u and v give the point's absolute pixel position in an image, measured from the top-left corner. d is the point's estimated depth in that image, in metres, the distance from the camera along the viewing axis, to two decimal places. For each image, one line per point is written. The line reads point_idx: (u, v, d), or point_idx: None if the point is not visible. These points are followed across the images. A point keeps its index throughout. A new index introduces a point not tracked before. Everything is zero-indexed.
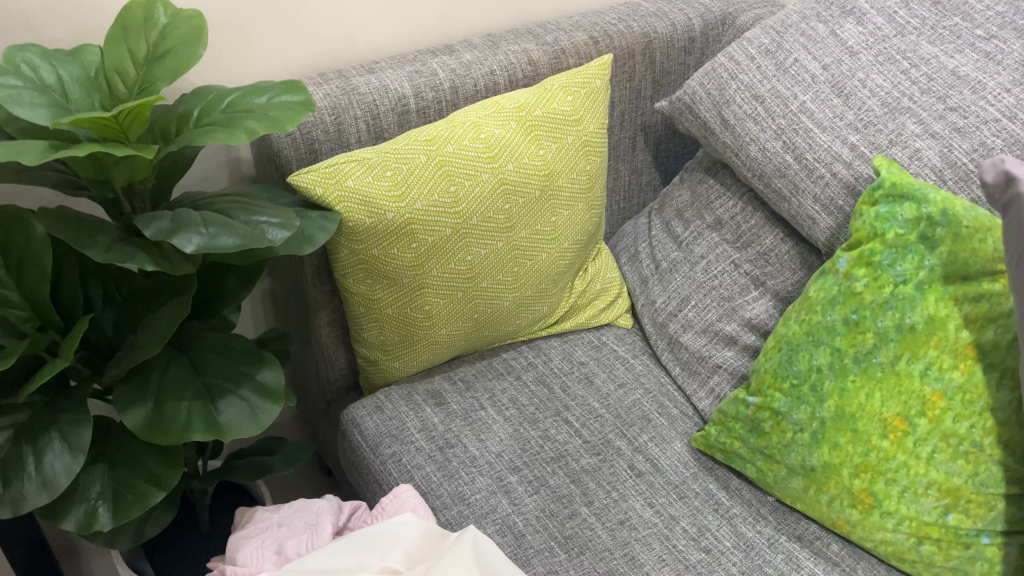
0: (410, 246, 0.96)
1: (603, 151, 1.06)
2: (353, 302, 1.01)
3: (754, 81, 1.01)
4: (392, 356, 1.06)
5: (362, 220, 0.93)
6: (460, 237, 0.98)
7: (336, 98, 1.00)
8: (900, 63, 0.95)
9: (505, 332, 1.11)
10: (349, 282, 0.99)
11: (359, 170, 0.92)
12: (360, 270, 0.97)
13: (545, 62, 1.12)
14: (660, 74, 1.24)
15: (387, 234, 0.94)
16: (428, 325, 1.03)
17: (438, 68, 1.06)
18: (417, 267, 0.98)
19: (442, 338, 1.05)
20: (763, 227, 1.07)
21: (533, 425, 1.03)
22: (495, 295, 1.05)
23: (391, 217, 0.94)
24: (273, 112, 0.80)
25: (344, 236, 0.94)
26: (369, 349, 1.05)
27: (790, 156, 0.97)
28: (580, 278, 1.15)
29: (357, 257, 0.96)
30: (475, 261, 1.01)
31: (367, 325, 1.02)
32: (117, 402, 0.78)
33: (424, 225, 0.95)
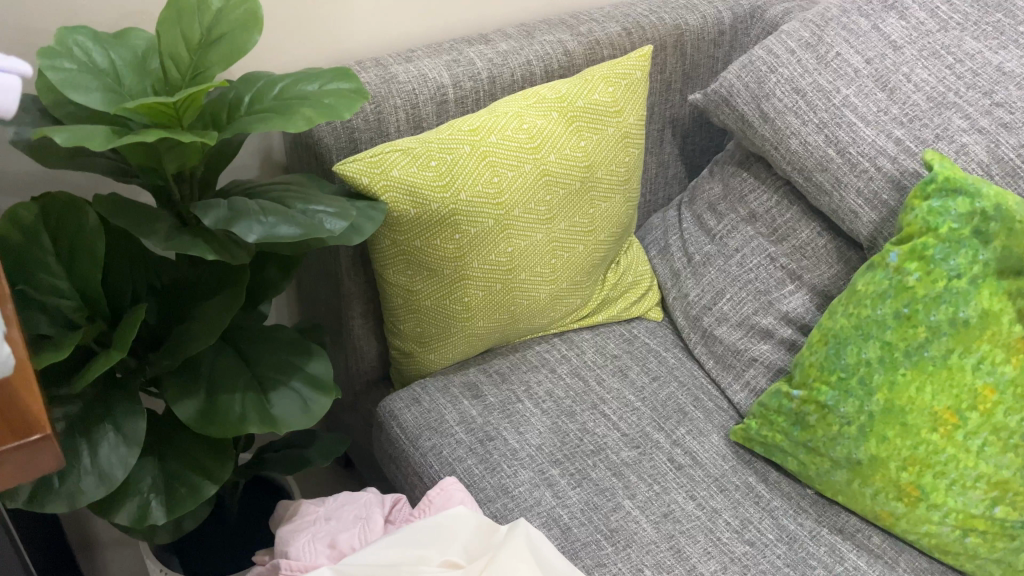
0: (453, 237, 0.95)
1: (641, 142, 1.06)
2: (392, 293, 1.00)
3: (795, 74, 1.01)
4: (428, 349, 1.05)
5: (407, 210, 0.92)
6: (502, 229, 0.97)
7: (376, 86, 0.98)
8: (944, 58, 0.96)
9: (540, 324, 1.10)
10: (389, 273, 0.98)
11: (405, 160, 0.91)
12: (401, 261, 0.96)
13: (580, 54, 1.11)
14: (690, 67, 1.23)
15: (431, 224, 0.93)
16: (466, 318, 1.02)
17: (475, 57, 1.05)
18: (459, 259, 0.97)
19: (479, 331, 1.04)
20: (799, 220, 1.08)
21: (571, 418, 1.02)
22: (533, 287, 1.04)
23: (436, 207, 0.93)
24: (329, 100, 0.78)
25: (387, 226, 0.93)
26: (405, 341, 1.04)
27: (832, 150, 0.97)
28: (612, 271, 1.15)
29: (399, 247, 0.95)
30: (515, 253, 1.00)
31: (404, 316, 1.02)
32: (168, 394, 0.77)
33: (468, 216, 0.94)
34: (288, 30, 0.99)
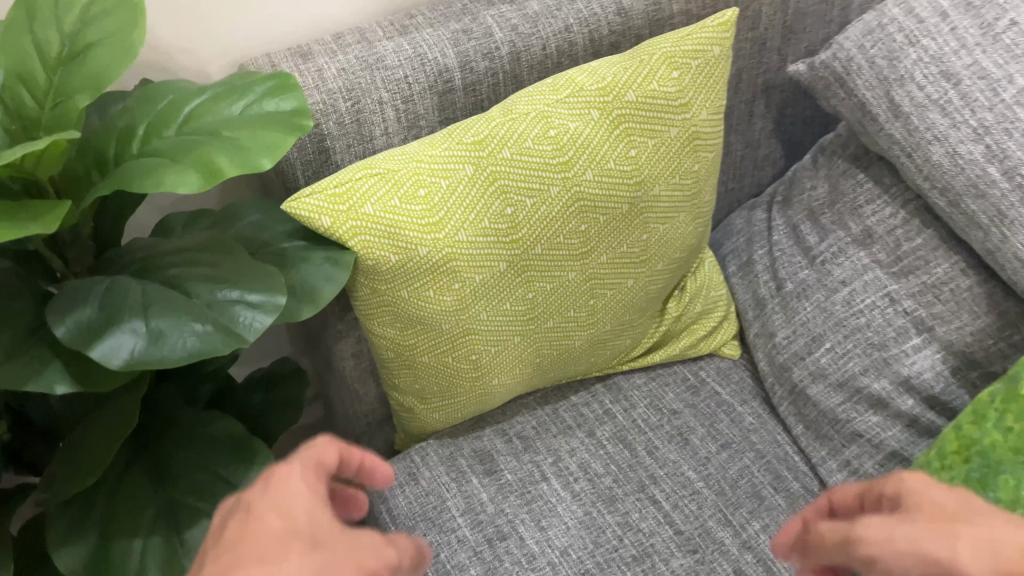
0: (451, 287, 0.71)
1: (716, 141, 0.78)
2: (378, 346, 0.77)
3: (947, 49, 0.71)
4: (430, 407, 0.82)
5: (385, 256, 0.67)
6: (517, 273, 0.72)
7: (354, 75, 0.73)
8: None
9: (577, 370, 0.85)
10: (374, 325, 0.75)
11: (381, 190, 0.67)
12: (384, 313, 0.73)
13: (640, 12, 0.82)
14: (793, 18, 0.92)
15: (419, 274, 0.69)
16: (474, 376, 0.79)
17: (494, 25, 0.78)
18: (461, 312, 0.72)
19: (494, 389, 0.81)
20: (934, 249, 0.79)
21: (610, 506, 0.80)
22: (563, 335, 0.79)
23: (424, 253, 0.68)
24: (246, 140, 0.55)
25: (361, 275, 0.69)
26: (401, 397, 0.82)
27: (994, 169, 0.68)
28: (673, 300, 0.88)
29: (380, 300, 0.71)
30: (537, 300, 0.75)
31: (397, 373, 0.79)
32: (50, 538, 0.58)
33: (470, 261, 0.70)
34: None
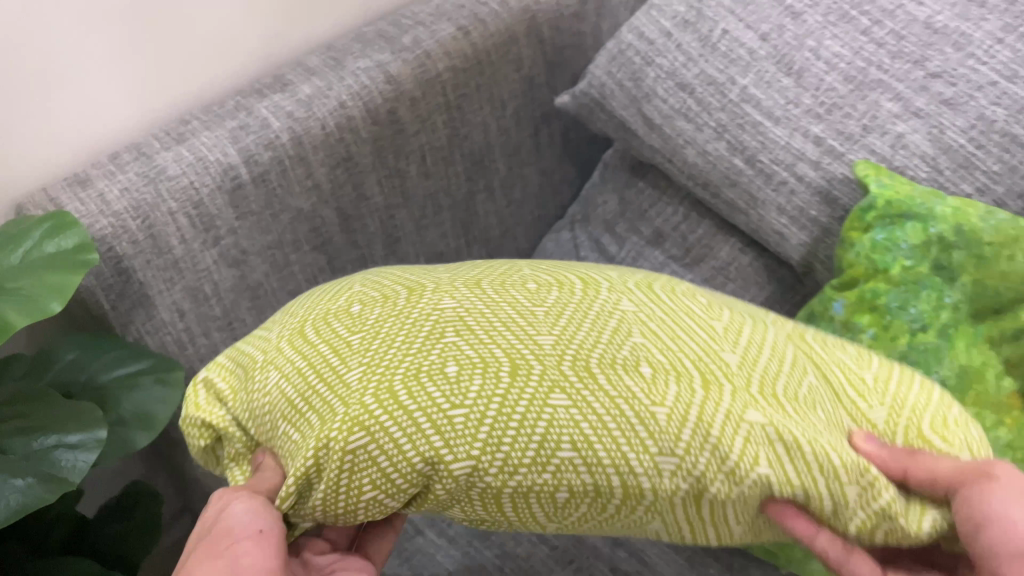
0: (495, 356, 0.49)
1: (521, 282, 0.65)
2: (697, 424, 0.47)
3: (677, 64, 0.79)
4: (739, 347, 0.54)
5: (429, 393, 0.47)
6: (472, 287, 0.56)
7: (139, 193, 0.74)
8: (857, 21, 0.73)
9: (612, 278, 0.59)
10: (626, 489, 0.47)
11: (312, 460, 0.47)
12: (679, 411, 0.47)
13: (408, 76, 0.87)
14: (552, 52, 1.01)
15: (467, 397, 0.47)
16: (653, 312, 0.55)
17: (270, 116, 0.81)
18: (489, 294, 0.55)
19: (691, 319, 0.55)
20: (714, 236, 0.89)
21: (486, 540, 0.84)
22: (580, 293, 0.56)
23: (442, 370, 0.48)
24: (32, 287, 0.54)
25: (859, 475, 0.48)
26: (737, 350, 0.53)
27: (739, 160, 0.76)
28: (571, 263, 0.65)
29: (557, 438, 0.47)
30: (487, 283, 0.57)
31: (779, 454, 0.47)
32: None
33: (436, 311, 0.53)
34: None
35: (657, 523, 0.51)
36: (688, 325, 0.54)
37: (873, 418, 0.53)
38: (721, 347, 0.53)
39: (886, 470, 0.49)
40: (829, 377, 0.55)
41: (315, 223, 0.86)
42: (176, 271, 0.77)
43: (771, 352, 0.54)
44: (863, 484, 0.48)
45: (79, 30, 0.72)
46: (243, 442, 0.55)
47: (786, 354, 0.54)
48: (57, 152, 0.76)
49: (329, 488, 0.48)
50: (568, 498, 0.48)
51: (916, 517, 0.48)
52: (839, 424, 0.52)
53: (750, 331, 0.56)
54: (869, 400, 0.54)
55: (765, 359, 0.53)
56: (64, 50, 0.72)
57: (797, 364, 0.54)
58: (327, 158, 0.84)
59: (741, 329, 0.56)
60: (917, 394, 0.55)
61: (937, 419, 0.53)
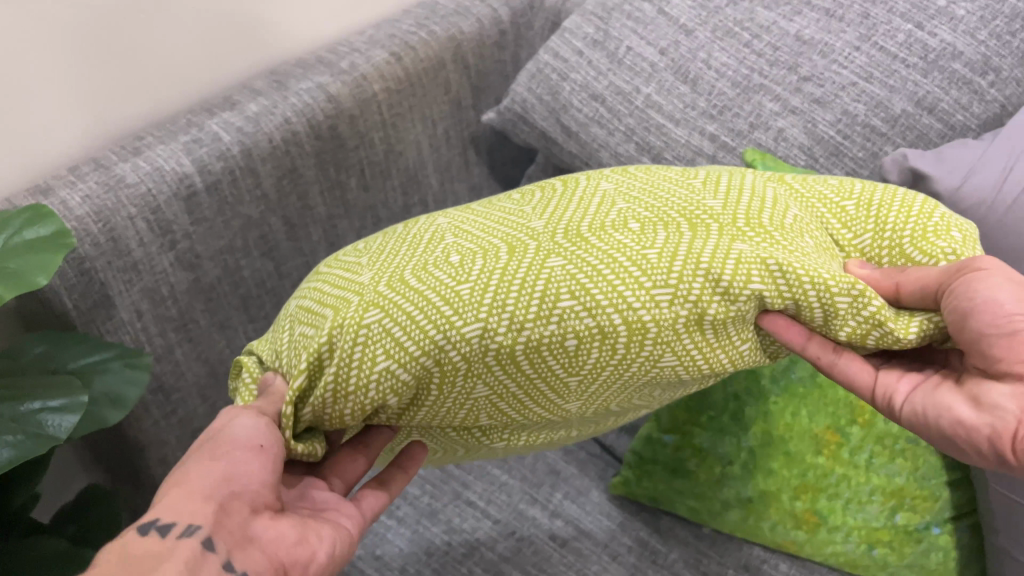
0: (491, 244, 0.57)
1: None
2: (687, 257, 0.53)
3: (589, 78, 0.90)
4: (721, 194, 0.60)
5: (434, 279, 0.55)
6: (466, 214, 0.64)
7: (99, 199, 0.78)
8: (740, 36, 0.85)
9: (590, 173, 0.66)
10: (627, 324, 0.53)
11: (326, 342, 0.54)
12: (668, 250, 0.54)
13: (347, 96, 0.95)
14: (476, 78, 1.11)
15: (470, 274, 0.54)
16: (636, 186, 0.62)
17: (220, 130, 0.87)
18: (484, 212, 0.63)
19: (670, 183, 0.62)
20: None
21: (434, 519, 0.89)
22: (572, 190, 0.63)
23: (449, 259, 0.56)
24: (17, 265, 0.60)
25: (848, 285, 0.53)
26: (719, 197, 0.59)
27: (647, 158, 0.87)
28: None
29: (557, 290, 0.53)
30: (477, 206, 0.65)
31: (773, 271, 0.53)
32: None
33: (435, 231, 0.60)
34: None
35: (669, 362, 0.56)
36: (670, 188, 0.61)
37: (858, 246, 0.60)
38: (704, 196, 0.59)
39: (879, 287, 0.56)
40: (812, 208, 0.61)
41: (263, 230, 0.93)
42: (134, 273, 0.81)
43: (755, 193, 0.60)
44: (852, 296, 0.53)
45: (32, 49, 0.78)
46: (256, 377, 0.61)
47: (775, 195, 0.60)
48: (13, 167, 0.80)
49: (343, 359, 0.53)
50: (578, 344, 0.54)
51: (905, 323, 0.55)
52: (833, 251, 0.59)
53: (730, 179, 0.62)
54: (854, 229, 0.60)
55: (744, 196, 0.59)
56: (21, 70, 0.77)
57: (777, 201, 0.60)
58: (275, 169, 0.91)
59: (723, 177, 0.62)
60: (901, 213, 0.59)
61: (923, 207, 0.59)
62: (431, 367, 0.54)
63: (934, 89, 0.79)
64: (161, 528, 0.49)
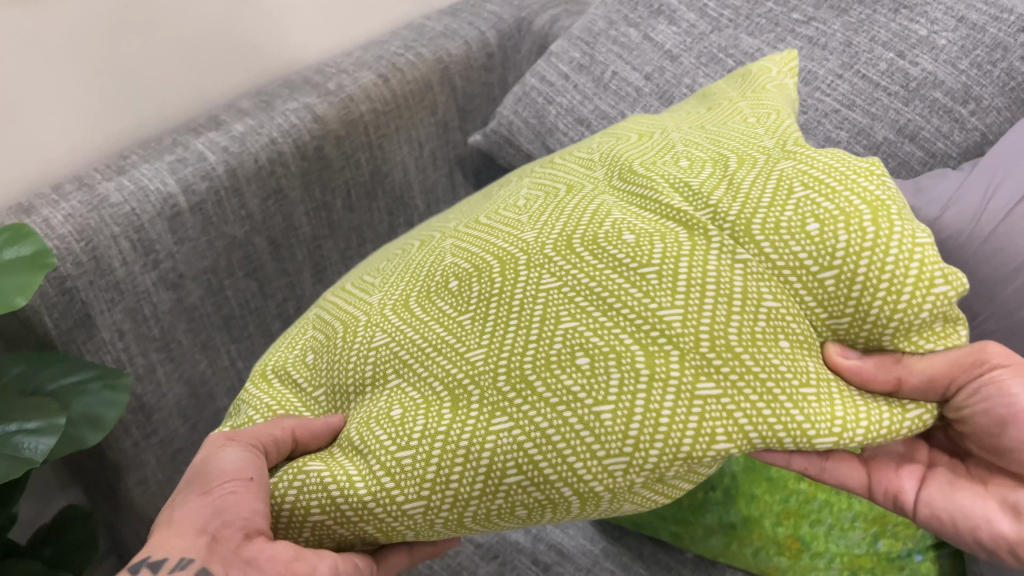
0: (436, 392, 0.50)
1: (494, 213, 0.60)
2: (644, 418, 0.45)
3: (575, 102, 0.92)
4: (682, 291, 0.47)
5: (380, 434, 0.50)
6: (405, 318, 0.55)
7: (82, 218, 0.78)
8: (724, 62, 0.86)
9: (536, 231, 0.54)
10: (581, 495, 0.47)
11: (288, 506, 0.52)
12: (624, 406, 0.45)
13: (333, 117, 0.95)
14: (463, 100, 1.12)
15: (412, 437, 0.49)
16: (579, 283, 0.50)
17: (206, 150, 0.87)
18: (426, 319, 0.54)
19: (621, 267, 0.49)
20: None
21: None
22: (507, 283, 0.52)
23: (389, 415, 0.51)
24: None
25: (828, 425, 0.45)
26: (679, 298, 0.47)
27: None
28: (512, 203, 0.61)
29: (502, 463, 0.47)
30: (416, 298, 0.56)
31: (748, 430, 0.44)
32: None
33: (374, 355, 0.54)
34: None
35: (633, 505, 0.51)
36: (613, 286, 0.49)
37: (835, 327, 0.48)
38: (659, 299, 0.47)
39: (876, 383, 0.47)
40: (776, 277, 0.47)
41: (248, 250, 0.93)
42: (117, 293, 0.81)
43: (717, 287, 0.47)
44: (835, 437, 0.45)
45: (19, 66, 0.78)
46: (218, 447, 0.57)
47: (746, 284, 0.47)
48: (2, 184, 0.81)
49: (295, 507, 0.51)
50: (528, 510, 0.49)
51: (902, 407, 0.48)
52: (806, 347, 0.47)
53: (689, 259, 0.48)
54: (831, 310, 0.47)
55: (709, 297, 0.47)
56: (7, 89, 0.78)
57: (749, 290, 0.47)
58: (260, 190, 0.91)
59: (679, 257, 0.48)
60: (886, 307, 0.46)
61: (917, 293, 0.45)
62: (374, 532, 0.51)
63: (915, 118, 0.79)
64: (154, 564, 0.48)
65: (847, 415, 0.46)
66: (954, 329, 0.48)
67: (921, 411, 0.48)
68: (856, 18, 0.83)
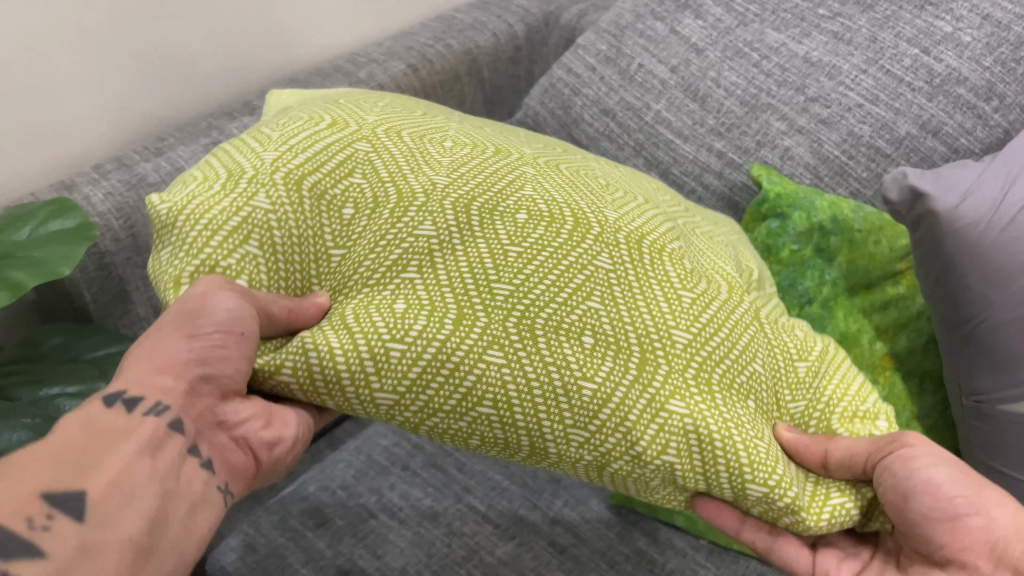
0: (445, 300, 0.48)
1: (569, 170, 0.59)
2: (615, 409, 0.48)
3: (600, 94, 0.94)
4: (696, 324, 0.51)
5: (380, 318, 0.48)
6: (460, 221, 0.51)
7: (121, 196, 0.80)
8: (749, 56, 0.87)
9: (610, 214, 0.54)
10: (535, 447, 0.50)
11: (268, 371, 0.51)
12: (604, 391, 0.48)
13: None
14: (491, 91, 1.14)
15: (409, 334, 0.47)
16: (626, 278, 0.51)
17: (239, 133, 0.90)
18: (471, 232, 0.51)
19: (659, 283, 0.52)
20: None
21: (435, 521, 0.89)
22: (556, 245, 0.50)
23: (395, 307, 0.48)
24: (43, 255, 0.62)
25: (764, 477, 0.50)
26: (691, 327, 0.51)
27: (655, 173, 0.91)
28: (591, 175, 0.61)
29: (480, 394, 0.48)
30: (480, 205, 0.52)
31: (691, 446, 0.49)
32: None
33: (399, 250, 0.50)
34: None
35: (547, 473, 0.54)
36: (652, 293, 0.51)
37: (791, 410, 0.56)
38: (676, 322, 0.51)
39: (808, 455, 0.53)
40: (768, 365, 0.54)
41: None
42: None
43: (722, 336, 0.52)
44: (766, 488, 0.50)
45: (64, 48, 0.80)
46: (211, 252, 0.51)
47: (745, 347, 0.53)
48: (46, 164, 0.84)
49: (275, 370, 0.51)
50: (478, 445, 0.51)
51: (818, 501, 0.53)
52: (766, 416, 0.54)
53: (718, 307, 0.54)
54: (793, 394, 0.56)
55: (713, 341, 0.51)
56: (53, 70, 0.80)
57: (745, 351, 0.53)
58: None
59: (710, 303, 0.53)
60: (837, 390, 0.58)
61: (853, 408, 0.58)
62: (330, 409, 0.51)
63: (939, 113, 0.80)
64: (129, 402, 0.47)
65: (783, 476, 0.50)
66: (874, 424, 0.58)
67: (843, 500, 0.54)
68: (881, 14, 0.84)
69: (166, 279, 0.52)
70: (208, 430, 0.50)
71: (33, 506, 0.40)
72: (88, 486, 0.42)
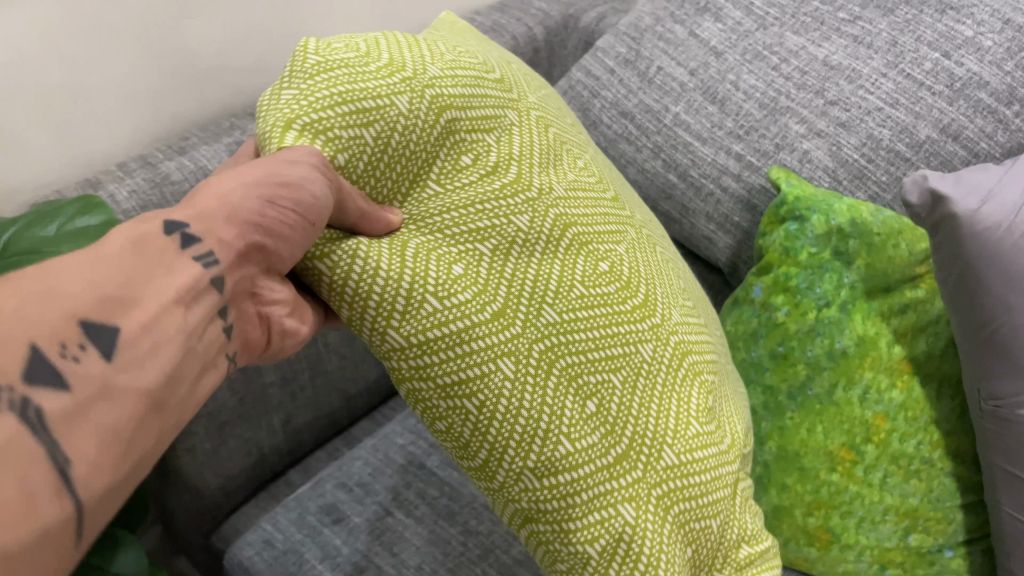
0: (497, 291, 0.53)
1: (654, 257, 0.67)
2: (576, 477, 0.53)
3: (619, 96, 0.95)
4: (683, 451, 0.58)
5: (444, 269, 0.51)
6: (541, 236, 0.56)
7: (146, 194, 0.81)
8: (769, 59, 0.87)
9: (667, 315, 0.62)
10: (487, 462, 0.54)
11: (325, 266, 0.51)
12: (579, 455, 0.53)
13: None
14: None
15: (450, 299, 0.51)
16: (653, 377, 0.59)
17: None
18: (550, 259, 0.57)
19: (675, 405, 0.60)
20: None
21: (451, 520, 0.90)
22: (613, 317, 0.57)
23: (451, 270, 0.52)
24: (70, 249, 0.63)
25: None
26: (677, 454, 0.58)
27: (673, 175, 0.92)
28: (673, 276, 0.69)
29: (475, 389, 0.52)
30: (574, 233, 0.59)
31: (615, 549, 0.55)
32: None
33: (486, 240, 0.54)
34: (28, 103, 0.79)
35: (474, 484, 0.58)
36: (670, 406, 0.59)
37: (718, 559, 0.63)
38: (672, 441, 0.58)
39: None
40: (721, 527, 0.62)
41: None
42: None
43: (699, 474, 0.59)
44: None
45: (90, 48, 0.82)
46: (334, 112, 0.51)
47: (711, 494, 0.61)
48: (73, 162, 0.86)
49: (337, 267, 0.50)
50: (440, 429, 0.54)
51: None
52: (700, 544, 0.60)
53: (714, 459, 0.61)
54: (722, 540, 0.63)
55: (688, 481, 0.58)
56: (80, 70, 0.82)
57: (707, 497, 0.60)
58: None
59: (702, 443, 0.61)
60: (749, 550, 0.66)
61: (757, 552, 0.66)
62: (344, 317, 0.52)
63: (959, 117, 0.81)
64: (187, 238, 0.45)
65: None
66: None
67: None
68: (902, 18, 0.83)
69: (269, 125, 0.52)
70: (242, 297, 0.49)
71: (66, 331, 0.38)
72: (123, 323, 0.40)
